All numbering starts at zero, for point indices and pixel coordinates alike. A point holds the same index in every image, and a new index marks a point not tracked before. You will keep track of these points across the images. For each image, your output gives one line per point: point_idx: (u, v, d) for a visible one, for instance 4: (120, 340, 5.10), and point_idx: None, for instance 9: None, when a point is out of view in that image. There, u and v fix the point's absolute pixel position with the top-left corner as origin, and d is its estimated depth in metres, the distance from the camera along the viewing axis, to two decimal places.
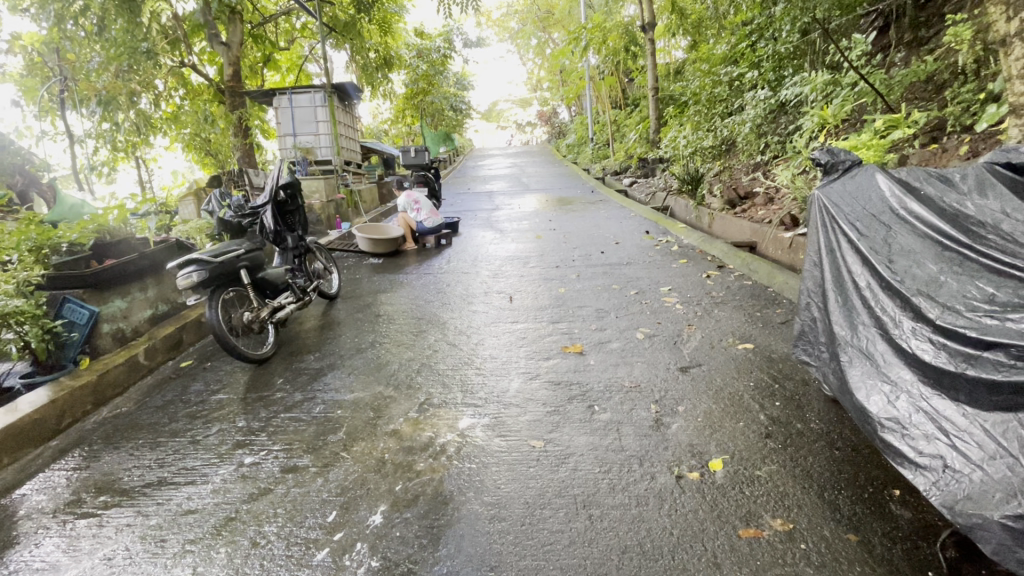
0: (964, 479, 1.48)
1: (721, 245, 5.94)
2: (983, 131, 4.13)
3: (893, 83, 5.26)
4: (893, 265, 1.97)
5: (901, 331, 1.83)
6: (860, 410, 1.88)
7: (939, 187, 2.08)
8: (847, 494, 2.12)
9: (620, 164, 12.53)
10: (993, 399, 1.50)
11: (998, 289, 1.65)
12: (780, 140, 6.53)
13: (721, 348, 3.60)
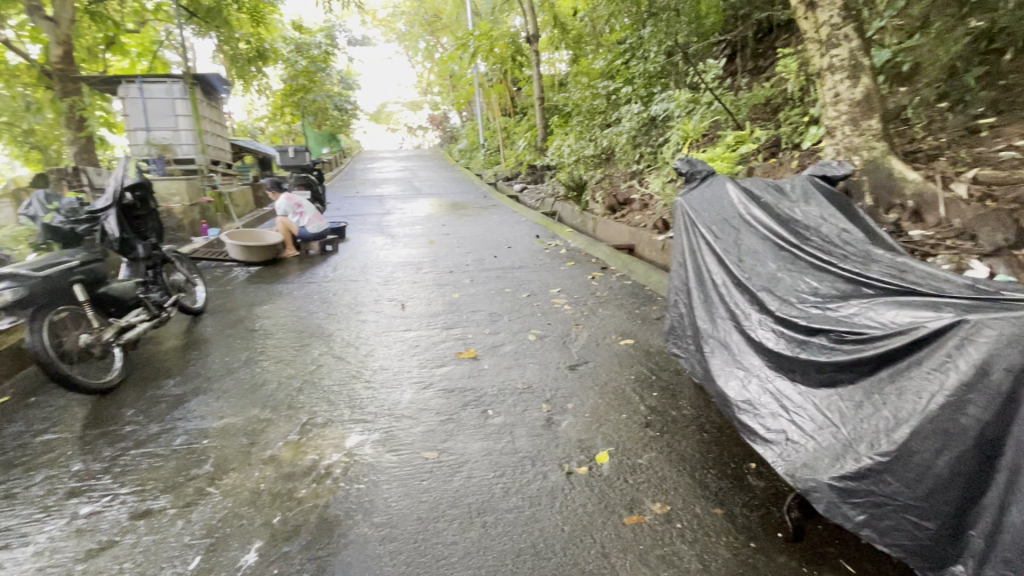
0: (802, 448, 1.70)
1: (604, 248, 6.32)
2: (808, 149, 4.87)
3: (741, 104, 6.02)
4: (742, 263, 2.22)
5: (750, 322, 2.06)
6: (722, 395, 2.09)
7: (775, 196, 2.40)
8: (714, 471, 2.34)
9: (511, 170, 12.84)
10: (820, 377, 1.75)
11: (820, 282, 1.92)
12: (652, 151, 7.13)
13: (606, 344, 3.82)
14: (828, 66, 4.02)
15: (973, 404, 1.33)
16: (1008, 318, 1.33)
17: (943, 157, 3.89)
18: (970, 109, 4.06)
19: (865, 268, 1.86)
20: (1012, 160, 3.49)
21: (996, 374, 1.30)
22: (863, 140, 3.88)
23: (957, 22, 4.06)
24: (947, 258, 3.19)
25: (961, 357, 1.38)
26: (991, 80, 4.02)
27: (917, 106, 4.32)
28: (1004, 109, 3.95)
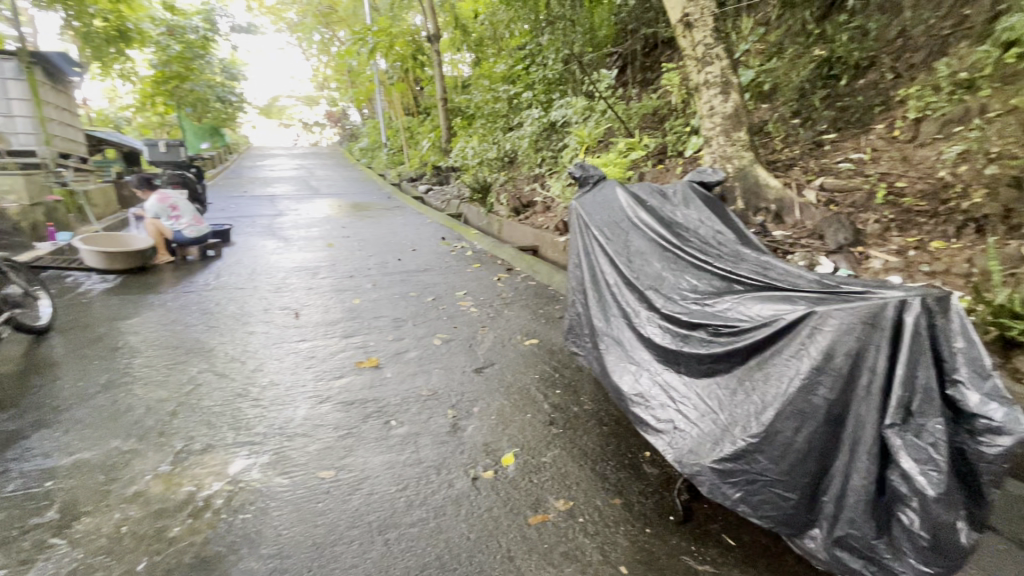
0: (687, 435, 1.83)
1: (509, 250, 6.40)
2: (691, 157, 5.30)
3: (631, 114, 6.43)
4: (631, 263, 2.34)
5: (640, 319, 2.18)
6: (617, 390, 2.18)
7: (659, 200, 2.55)
8: (613, 463, 2.45)
9: (415, 171, 12.56)
10: (701, 368, 1.89)
11: (698, 280, 2.08)
12: (553, 155, 7.34)
13: (512, 345, 3.85)
14: (704, 81, 4.42)
15: (822, 385, 1.52)
16: (847, 308, 1.54)
17: (797, 166, 4.42)
18: (816, 126, 4.63)
19: (735, 266, 2.05)
20: (849, 171, 4.05)
21: (838, 358, 1.50)
22: (734, 150, 4.31)
23: (805, 51, 4.96)
24: (802, 255, 3.61)
25: (812, 344, 1.57)
26: (832, 101, 4.65)
27: (776, 121, 4.89)
28: (843, 125, 4.45)
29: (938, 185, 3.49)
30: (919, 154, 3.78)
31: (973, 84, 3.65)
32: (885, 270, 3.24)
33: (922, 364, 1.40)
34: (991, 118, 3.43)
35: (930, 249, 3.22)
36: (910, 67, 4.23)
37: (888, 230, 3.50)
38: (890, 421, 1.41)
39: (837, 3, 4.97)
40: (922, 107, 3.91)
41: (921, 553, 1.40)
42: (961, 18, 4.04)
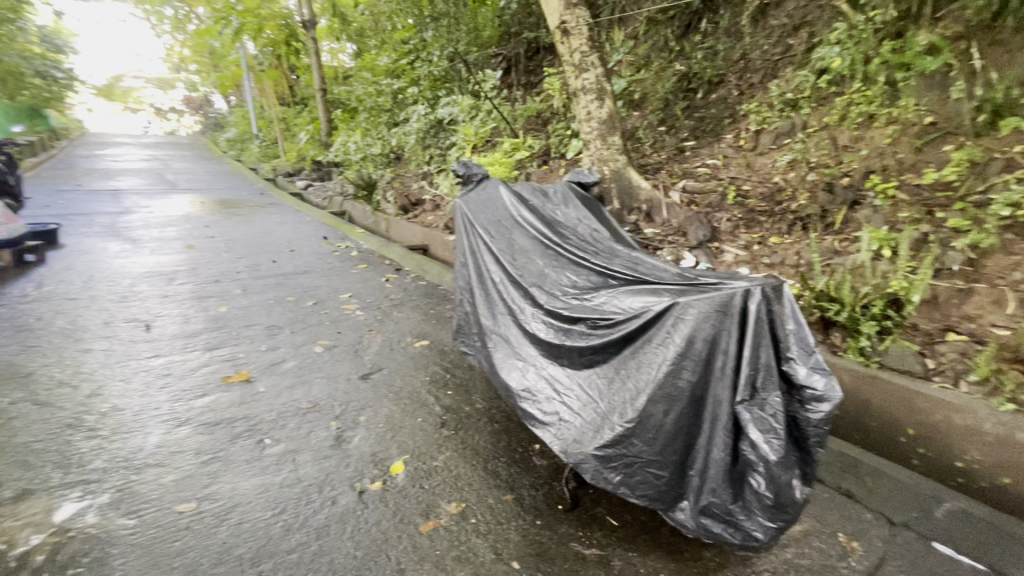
0: (571, 426, 1.89)
1: (398, 249, 6.19)
2: (572, 158, 5.57)
3: (517, 115, 6.56)
4: (515, 261, 2.38)
5: (525, 315, 2.21)
6: (505, 386, 2.20)
7: (540, 200, 2.62)
8: (504, 459, 2.47)
9: (293, 166, 11.64)
10: (582, 360, 1.96)
11: (578, 276, 2.17)
12: (440, 153, 7.24)
13: (401, 348, 3.72)
14: (581, 87, 4.66)
15: (686, 369, 1.66)
16: (703, 298, 1.69)
17: (664, 170, 4.84)
18: (679, 133, 5.11)
19: (610, 262, 2.16)
20: (706, 175, 4.53)
21: (699, 343, 1.65)
22: (610, 153, 4.61)
23: (669, 65, 5.47)
24: (670, 251, 3.97)
25: (676, 332, 1.70)
26: (691, 112, 5.16)
27: (646, 128, 5.31)
28: (700, 134, 4.97)
29: (774, 189, 3.99)
30: (760, 161, 4.33)
31: (797, 103, 4.28)
32: (736, 263, 3.68)
33: (763, 345, 1.59)
34: (810, 132, 4.08)
35: (770, 244, 3.69)
36: (750, 85, 4.84)
37: (737, 228, 3.96)
38: (740, 398, 1.58)
39: (693, 25, 5.53)
40: (760, 120, 4.50)
41: (767, 509, 1.61)
42: (787, 46, 4.71)
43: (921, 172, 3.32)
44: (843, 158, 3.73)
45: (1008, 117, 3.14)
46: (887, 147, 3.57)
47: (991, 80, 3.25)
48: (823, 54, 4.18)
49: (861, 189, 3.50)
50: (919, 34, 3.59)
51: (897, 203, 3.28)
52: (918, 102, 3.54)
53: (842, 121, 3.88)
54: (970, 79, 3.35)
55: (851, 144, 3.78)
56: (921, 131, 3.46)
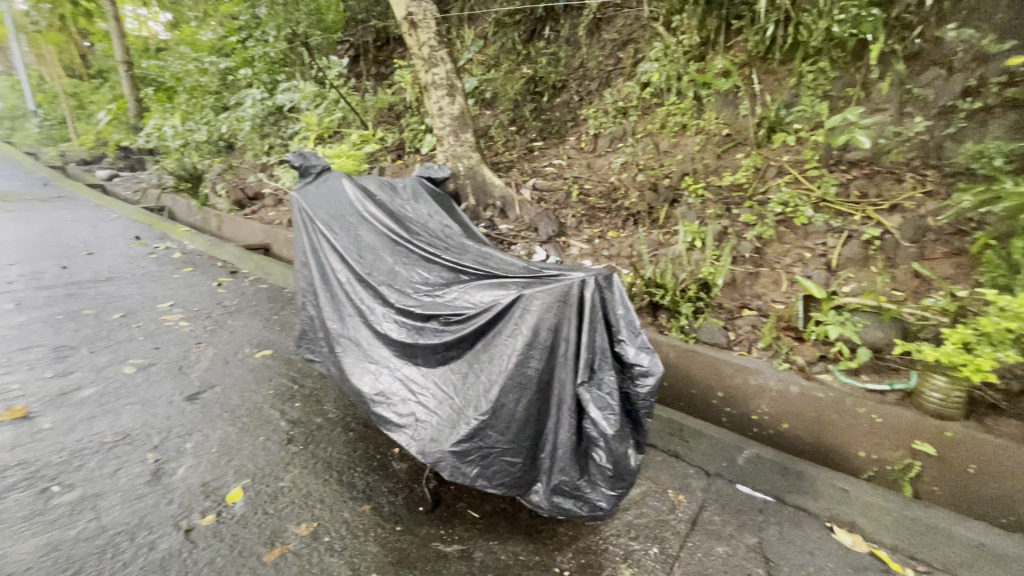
0: (427, 425, 1.86)
1: (233, 249, 5.51)
2: (427, 154, 5.50)
3: (367, 107, 6.22)
4: (362, 259, 2.26)
5: (375, 316, 2.11)
6: (357, 392, 2.08)
7: (388, 195, 2.51)
8: (361, 468, 2.34)
9: (90, 152, 9.64)
10: (436, 357, 1.95)
11: (429, 273, 2.13)
12: (280, 143, 6.58)
13: (238, 361, 3.30)
14: (431, 82, 4.61)
15: (533, 358, 1.74)
16: (545, 289, 1.79)
17: (515, 168, 5.03)
18: (528, 134, 5.35)
19: (459, 257, 2.17)
20: (553, 174, 4.81)
21: (543, 332, 1.74)
22: (463, 150, 4.66)
23: (517, 67, 5.66)
24: (523, 246, 4.16)
25: (522, 323, 1.77)
26: (538, 114, 5.43)
27: (498, 127, 5.46)
28: (547, 135, 5.25)
29: (611, 188, 4.40)
30: (599, 162, 4.72)
31: (627, 110, 4.74)
32: (581, 256, 3.99)
33: (597, 329, 1.74)
34: (638, 138, 4.55)
35: (608, 238, 4.06)
36: (588, 92, 5.23)
37: (581, 223, 4.29)
38: (580, 380, 1.70)
39: (537, 31, 5.77)
40: (598, 125, 4.90)
41: (608, 480, 1.77)
42: (618, 59, 5.15)
43: (721, 175, 3.94)
44: (663, 161, 4.25)
45: (779, 133, 3.85)
46: (696, 153, 4.16)
47: (768, 101, 3.96)
48: (647, 68, 4.63)
49: (678, 189, 4.03)
50: (717, 59, 4.22)
51: (705, 202, 3.84)
52: (718, 116, 4.18)
53: (663, 129, 4.41)
54: (753, 99, 4.03)
55: (670, 149, 4.33)
56: (720, 141, 4.11)
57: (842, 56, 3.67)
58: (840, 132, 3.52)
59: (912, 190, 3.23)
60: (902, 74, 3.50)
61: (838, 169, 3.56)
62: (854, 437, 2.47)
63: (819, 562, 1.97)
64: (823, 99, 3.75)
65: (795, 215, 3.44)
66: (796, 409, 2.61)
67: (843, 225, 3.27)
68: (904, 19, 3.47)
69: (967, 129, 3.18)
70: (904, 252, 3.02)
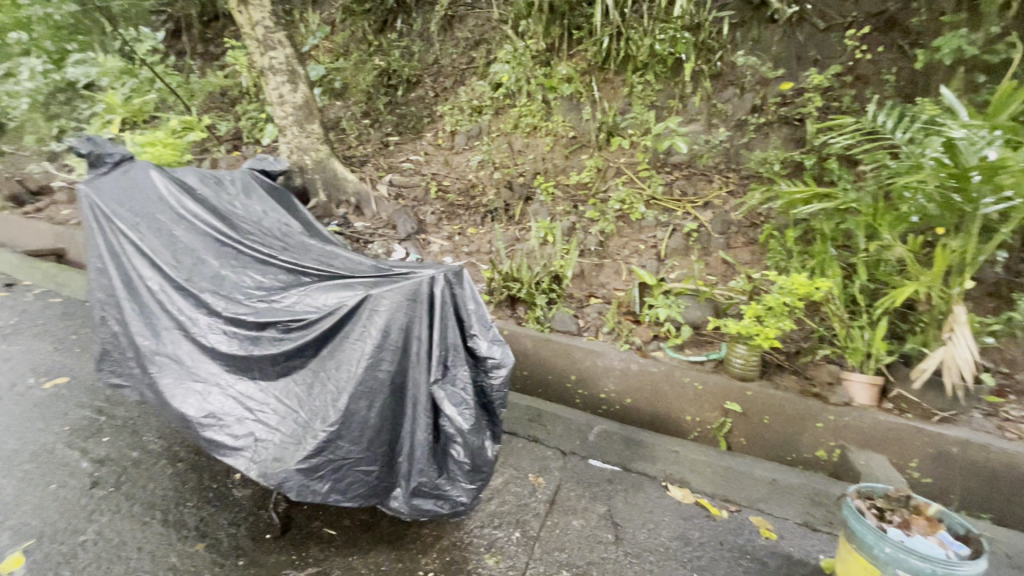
0: (269, 444, 1.68)
1: (9, 257, 4.41)
2: (269, 146, 4.99)
3: (194, 90, 5.43)
4: (179, 264, 1.96)
5: (199, 328, 1.85)
6: (180, 417, 1.81)
7: (211, 189, 2.20)
8: (192, 502, 2.04)
9: None
10: (276, 369, 1.77)
11: (263, 276, 1.92)
12: (74, 126, 5.42)
13: (17, 395, 2.65)
14: (268, 66, 4.18)
15: (384, 360, 1.68)
16: (394, 287, 1.73)
17: (370, 163, 4.81)
18: (383, 128, 5.14)
19: (300, 257, 1.99)
20: (410, 170, 4.70)
21: (393, 333, 1.69)
22: (310, 142, 4.31)
23: (368, 58, 5.39)
24: (381, 244, 4.01)
25: (371, 324, 1.70)
26: (393, 108, 5.25)
27: (349, 119, 5.17)
28: (402, 130, 5.10)
29: (469, 185, 4.44)
30: (456, 159, 4.72)
31: (482, 109, 4.79)
32: (441, 253, 3.97)
33: (449, 325, 1.73)
34: (493, 137, 4.65)
35: (468, 234, 4.09)
36: (443, 89, 5.18)
37: (441, 220, 4.26)
38: (434, 378, 1.69)
39: (388, 23, 5.54)
40: (454, 122, 4.87)
41: (467, 474, 1.78)
42: (471, 58, 5.16)
43: (569, 174, 4.22)
44: (517, 160, 4.42)
45: (617, 137, 4.20)
46: (547, 153, 4.39)
47: (605, 108, 4.27)
48: (499, 70, 4.64)
49: (531, 186, 4.22)
50: (561, 65, 4.47)
51: (555, 199, 4.09)
52: (565, 119, 4.44)
53: (516, 129, 4.55)
54: (593, 105, 4.34)
55: (522, 149, 4.51)
56: (567, 143, 4.38)
57: (663, 71, 4.13)
58: (663, 138, 4.01)
59: (719, 190, 3.79)
60: (708, 91, 4.04)
61: (664, 170, 4.03)
62: (681, 404, 2.84)
63: (657, 518, 2.22)
64: (650, 108, 4.19)
65: (630, 211, 3.82)
66: (636, 384, 2.91)
67: (669, 220, 3.72)
68: (708, 43, 4.01)
69: (754, 140, 3.86)
70: (715, 242, 3.54)
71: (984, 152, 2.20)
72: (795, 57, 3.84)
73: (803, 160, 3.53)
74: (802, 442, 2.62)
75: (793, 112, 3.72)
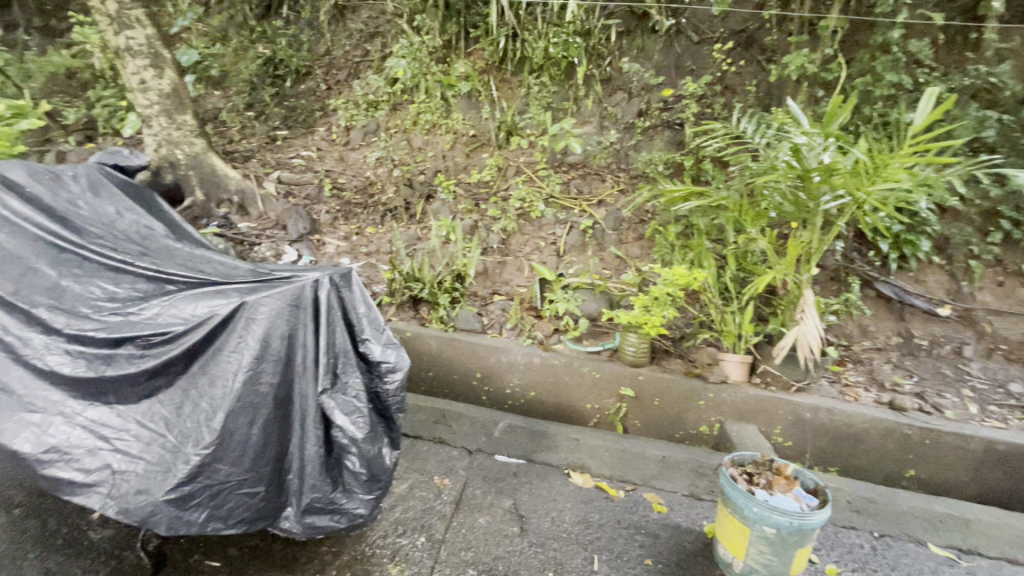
0: (129, 476, 1.48)
1: None
2: (131, 138, 4.41)
3: (30, 69, 4.62)
4: (4, 275, 1.66)
5: (33, 349, 1.58)
6: (10, 456, 1.52)
7: (45, 186, 1.88)
8: (34, 553, 1.74)
9: None
10: (135, 391, 1.57)
11: (117, 286, 1.70)
12: None
13: None
14: (125, 47, 3.68)
15: (265, 372, 1.59)
16: (273, 294, 1.65)
17: (255, 158, 4.43)
18: (269, 121, 4.76)
19: (162, 262, 1.78)
20: (301, 166, 4.41)
21: (275, 343, 1.62)
22: (181, 135, 3.87)
23: (250, 45, 4.94)
24: (269, 246, 3.71)
25: (249, 335, 1.60)
26: (280, 100, 4.87)
27: (230, 110, 4.72)
28: (292, 124, 4.76)
29: (366, 183, 4.27)
30: (352, 156, 4.51)
31: (378, 104, 4.60)
32: (337, 255, 3.77)
33: (336, 331, 1.69)
34: (391, 133, 4.51)
35: (366, 234, 3.93)
36: (336, 82, 4.90)
37: (337, 220, 4.05)
38: (322, 387, 1.63)
39: (273, 8, 5.13)
40: (349, 117, 4.64)
41: (364, 484, 1.73)
42: (365, 51, 4.92)
43: (470, 172, 4.22)
44: (417, 157, 4.34)
45: (515, 136, 4.26)
46: (447, 151, 4.35)
47: (504, 107, 4.32)
48: (394, 64, 4.49)
49: (431, 184, 4.16)
50: (459, 63, 4.41)
51: (457, 197, 4.07)
52: (464, 117, 4.41)
53: (415, 126, 4.44)
54: (492, 104, 4.36)
55: (422, 146, 4.42)
56: (468, 141, 4.37)
57: (558, 74, 4.23)
58: (559, 139, 4.15)
59: (612, 188, 4.00)
60: (599, 95, 4.23)
61: (561, 170, 4.17)
62: (581, 393, 2.97)
63: (559, 505, 2.29)
64: (547, 109, 4.30)
65: (531, 209, 3.90)
66: (539, 377, 3.00)
67: (567, 217, 3.86)
68: (598, 49, 4.18)
69: (642, 141, 4.12)
70: (608, 238, 3.74)
71: (821, 156, 2.57)
72: (674, 67, 4.15)
73: (683, 161, 3.85)
74: (687, 419, 2.85)
75: (673, 117, 4.03)
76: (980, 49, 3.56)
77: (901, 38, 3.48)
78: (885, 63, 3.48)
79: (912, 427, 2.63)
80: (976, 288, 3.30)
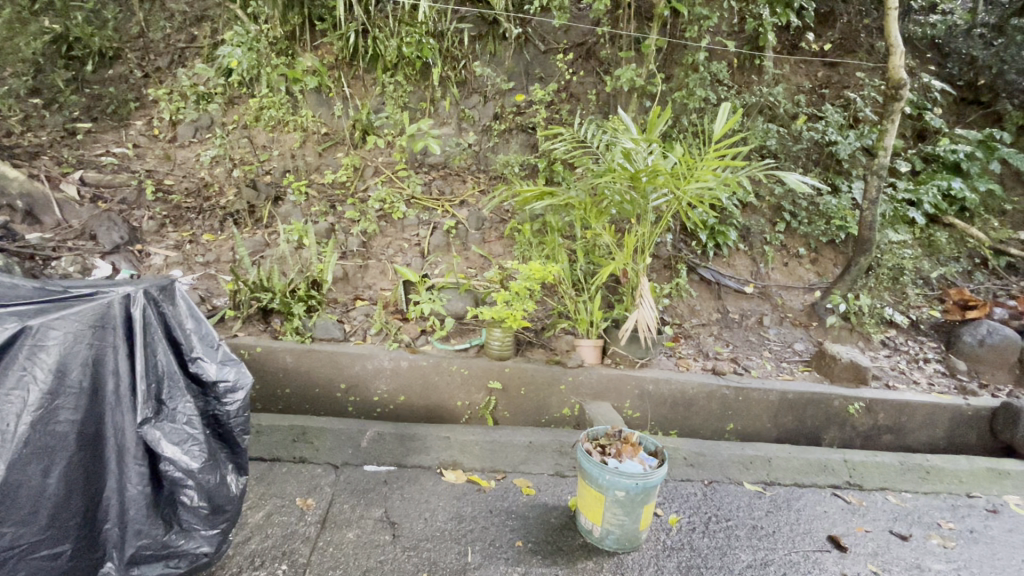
0: None
1: None
2: None
3: None
4: None
5: None
6: None
7: None
8: None
9: None
10: None
11: None
12: None
13: None
14: None
15: (62, 409, 1.37)
16: (67, 315, 1.40)
17: (46, 155, 3.68)
18: (65, 110, 3.98)
19: None
20: (112, 165, 3.76)
21: (74, 372, 1.39)
22: None
23: (30, 17, 4.03)
24: (71, 259, 3.12)
25: (35, 366, 1.34)
26: (79, 86, 4.09)
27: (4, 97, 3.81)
28: (97, 115, 4.02)
29: (199, 185, 3.80)
30: (180, 154, 3.98)
31: (210, 96, 4.07)
32: (166, 266, 3.30)
33: (158, 352, 1.52)
34: (228, 130, 4.05)
35: (202, 241, 3.49)
36: (156, 69, 4.24)
37: (164, 226, 3.53)
38: (143, 419, 1.47)
39: None
40: (173, 110, 4.06)
41: (205, 518, 1.61)
42: (191, 36, 4.32)
43: (323, 173, 3.98)
44: (260, 157, 3.98)
45: (371, 136, 4.11)
46: (296, 150, 4.05)
47: (358, 105, 4.13)
48: (226, 52, 3.91)
49: (279, 185, 3.85)
50: (304, 56, 4.05)
51: (310, 200, 3.82)
52: (314, 114, 4.11)
53: (256, 122, 4.04)
54: (345, 101, 4.14)
55: (267, 145, 4.05)
56: (319, 140, 4.10)
57: (413, 73, 4.14)
58: (417, 139, 4.06)
59: (473, 189, 4.08)
60: (456, 97, 4.26)
61: (422, 170, 4.12)
62: (450, 391, 2.99)
63: (432, 505, 2.29)
64: (404, 109, 4.19)
65: (392, 211, 3.82)
66: (407, 381, 2.96)
67: (429, 218, 3.86)
68: (452, 51, 4.17)
69: (498, 144, 4.25)
70: (471, 237, 3.81)
71: (646, 159, 2.94)
72: (524, 73, 4.33)
73: (537, 163, 4.07)
74: (550, 404, 3.05)
75: (526, 121, 4.21)
76: (762, 74, 4.33)
77: (705, 60, 4.10)
78: (695, 80, 4.06)
79: (728, 388, 3.12)
80: (770, 268, 4.04)
